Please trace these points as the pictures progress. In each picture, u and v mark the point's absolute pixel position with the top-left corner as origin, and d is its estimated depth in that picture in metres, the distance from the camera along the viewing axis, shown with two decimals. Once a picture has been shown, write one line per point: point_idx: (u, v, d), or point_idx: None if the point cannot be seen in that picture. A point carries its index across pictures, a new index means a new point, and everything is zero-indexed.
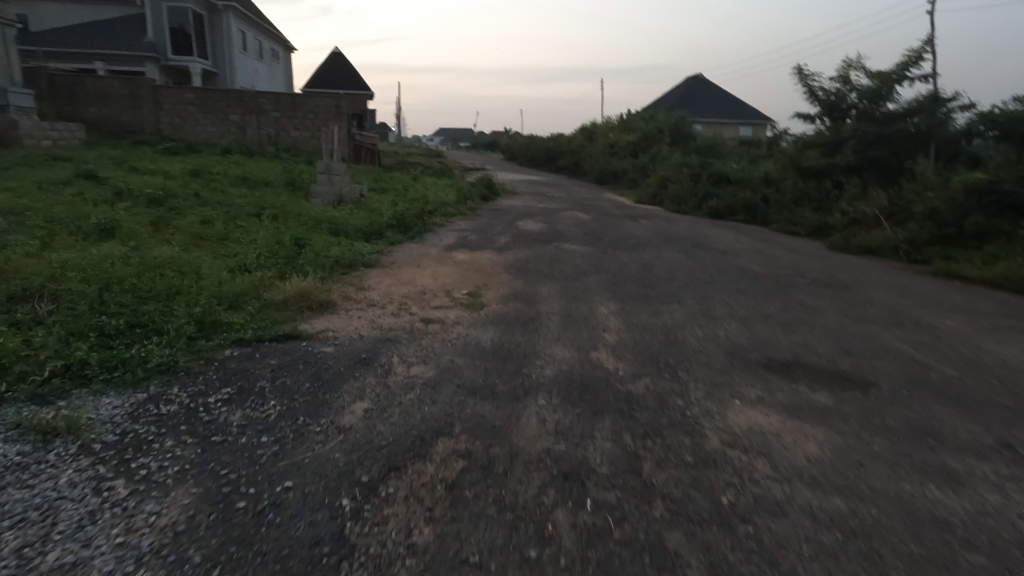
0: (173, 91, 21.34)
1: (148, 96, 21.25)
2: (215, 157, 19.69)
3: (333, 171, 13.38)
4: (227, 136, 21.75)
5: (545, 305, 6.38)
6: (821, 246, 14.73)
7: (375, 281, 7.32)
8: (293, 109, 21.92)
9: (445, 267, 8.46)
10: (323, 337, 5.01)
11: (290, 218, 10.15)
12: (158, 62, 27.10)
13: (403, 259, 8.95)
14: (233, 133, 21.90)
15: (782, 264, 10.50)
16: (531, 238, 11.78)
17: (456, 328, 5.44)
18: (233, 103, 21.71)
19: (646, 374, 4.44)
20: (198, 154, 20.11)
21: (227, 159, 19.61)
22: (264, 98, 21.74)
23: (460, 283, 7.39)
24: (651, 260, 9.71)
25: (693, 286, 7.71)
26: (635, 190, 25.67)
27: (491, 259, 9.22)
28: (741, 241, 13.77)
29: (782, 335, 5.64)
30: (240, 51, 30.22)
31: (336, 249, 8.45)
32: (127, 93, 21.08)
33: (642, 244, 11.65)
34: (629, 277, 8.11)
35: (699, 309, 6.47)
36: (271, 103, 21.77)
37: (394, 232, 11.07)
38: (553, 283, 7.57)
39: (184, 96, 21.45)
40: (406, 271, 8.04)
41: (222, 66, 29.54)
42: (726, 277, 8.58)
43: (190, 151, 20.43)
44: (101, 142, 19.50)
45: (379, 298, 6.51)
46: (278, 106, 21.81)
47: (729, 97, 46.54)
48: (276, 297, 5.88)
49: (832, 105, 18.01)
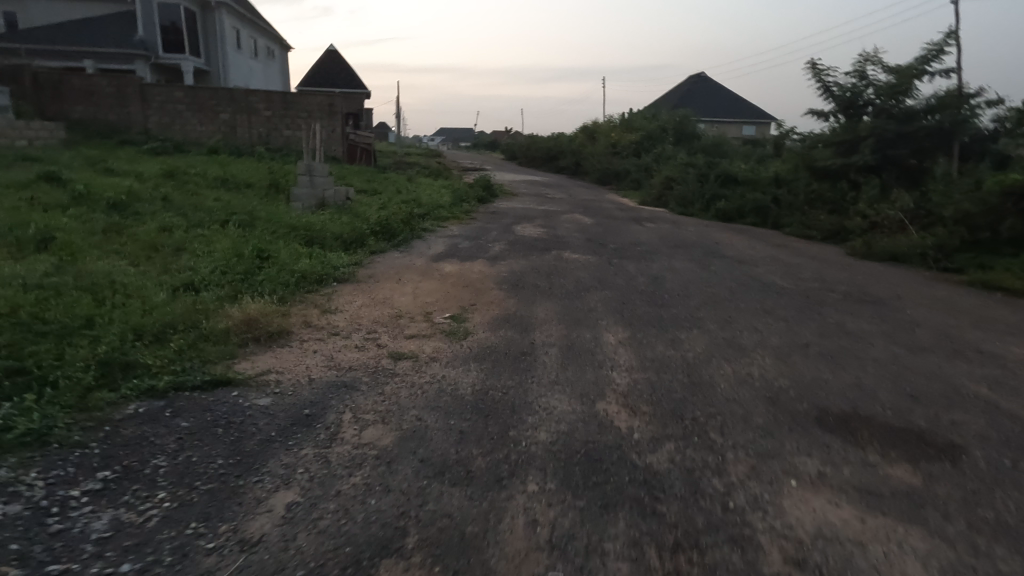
0: (162, 89, 20.33)
1: (136, 94, 20.25)
2: (201, 158, 18.73)
3: (316, 173, 12.37)
4: (216, 136, 20.77)
5: (542, 333, 5.36)
6: (841, 252, 13.73)
7: (344, 302, 6.31)
8: (284, 108, 20.99)
9: (426, 283, 7.45)
10: (261, 382, 4.00)
11: (260, 224, 9.18)
12: (148, 59, 26.12)
13: (383, 272, 7.95)
14: (222, 132, 20.90)
15: (805, 274, 9.49)
16: (529, 246, 10.78)
17: (430, 366, 4.43)
18: (223, 102, 20.74)
19: (669, 439, 3.43)
20: (184, 155, 19.12)
21: (213, 159, 18.64)
22: (255, 96, 20.82)
23: (443, 303, 6.38)
24: (663, 272, 8.69)
25: (713, 305, 6.70)
26: (639, 192, 24.63)
27: (482, 271, 8.22)
28: (756, 247, 12.75)
29: (832, 374, 4.63)
30: (233, 49, 29.28)
31: (305, 262, 7.46)
32: (114, 91, 20.07)
33: (651, 252, 10.65)
34: (639, 294, 7.09)
35: (725, 338, 5.45)
36: (262, 102, 20.88)
37: (377, 239, 10.08)
38: (551, 302, 6.55)
39: (172, 94, 20.44)
40: (381, 289, 7.02)
41: (214, 64, 28.58)
42: (748, 293, 7.57)
43: (177, 151, 19.45)
44: (82, 142, 18.49)
45: (344, 324, 5.50)
46: (270, 105, 20.90)
47: (733, 97, 45.49)
48: (217, 325, 4.89)
49: (847, 101, 16.94)
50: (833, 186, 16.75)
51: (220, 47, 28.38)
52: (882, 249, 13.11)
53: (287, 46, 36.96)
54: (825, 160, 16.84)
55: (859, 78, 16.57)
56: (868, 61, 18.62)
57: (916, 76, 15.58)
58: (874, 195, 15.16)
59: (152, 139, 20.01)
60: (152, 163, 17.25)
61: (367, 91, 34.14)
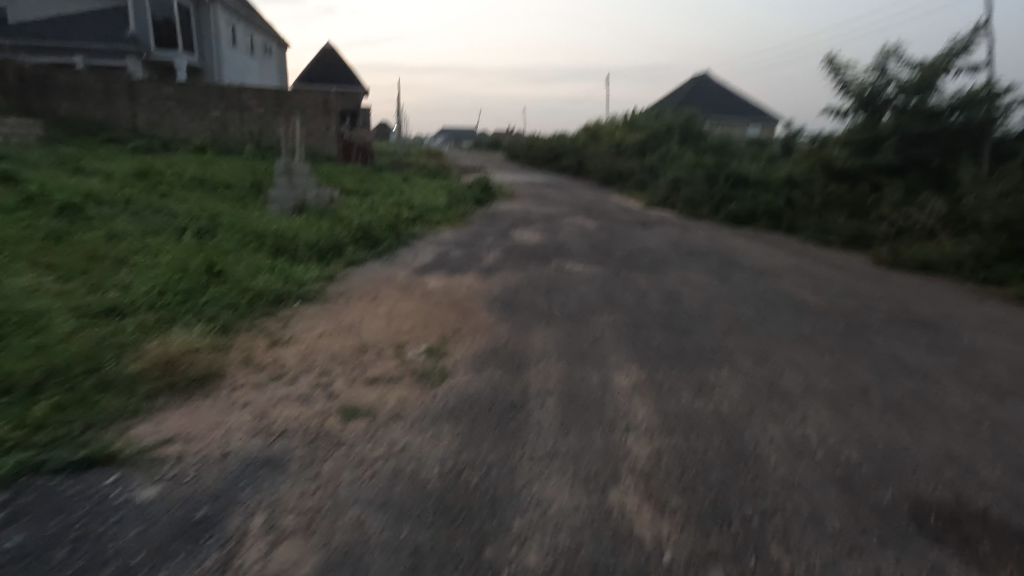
0: (151, 85, 19.32)
1: (125, 91, 19.22)
2: (187, 156, 17.73)
3: (295, 173, 11.34)
4: (205, 134, 19.77)
5: (537, 375, 4.30)
6: (865, 260, 12.67)
7: (302, 329, 5.26)
8: (278, 105, 20.02)
9: (403, 302, 6.39)
10: (154, 458, 2.97)
11: (224, 231, 8.19)
12: (141, 56, 24.95)
13: (357, 288, 6.90)
14: (212, 130, 19.89)
15: (836, 289, 8.44)
16: (528, 254, 9.73)
17: (389, 429, 3.38)
18: (213, 98, 19.72)
19: (713, 561, 2.41)
20: (169, 153, 18.12)
21: (199, 158, 17.65)
22: (247, 93, 19.76)
23: (420, 329, 5.36)
24: (680, 287, 7.63)
25: (744, 332, 5.65)
26: (644, 193, 23.54)
27: (471, 286, 7.22)
28: (776, 255, 11.71)
29: (910, 436, 3.59)
30: (227, 45, 28.31)
31: (264, 277, 6.43)
32: (101, 87, 19.06)
33: (665, 262, 9.59)
34: (655, 316, 6.05)
35: (764, 380, 4.41)
36: (255, 99, 19.82)
37: (357, 247, 9.05)
38: (549, 328, 5.52)
39: (162, 91, 19.41)
40: (349, 311, 5.95)
41: (208, 61, 27.62)
42: (781, 314, 6.51)
43: (163, 150, 18.44)
44: (62, 140, 17.44)
45: (292, 362, 4.45)
46: (262, 101, 19.86)
47: (737, 96, 44.45)
48: (124, 369, 3.88)
49: (867, 99, 15.68)
50: (852, 188, 15.69)
51: (214, 44, 27.42)
52: (912, 257, 12.03)
53: (283, 43, 36.03)
54: (842, 161, 15.73)
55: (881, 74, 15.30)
56: (889, 55, 17.60)
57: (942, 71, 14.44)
58: (899, 198, 14.09)
59: (139, 137, 18.98)
60: (131, 162, 16.23)
61: (365, 89, 33.12)
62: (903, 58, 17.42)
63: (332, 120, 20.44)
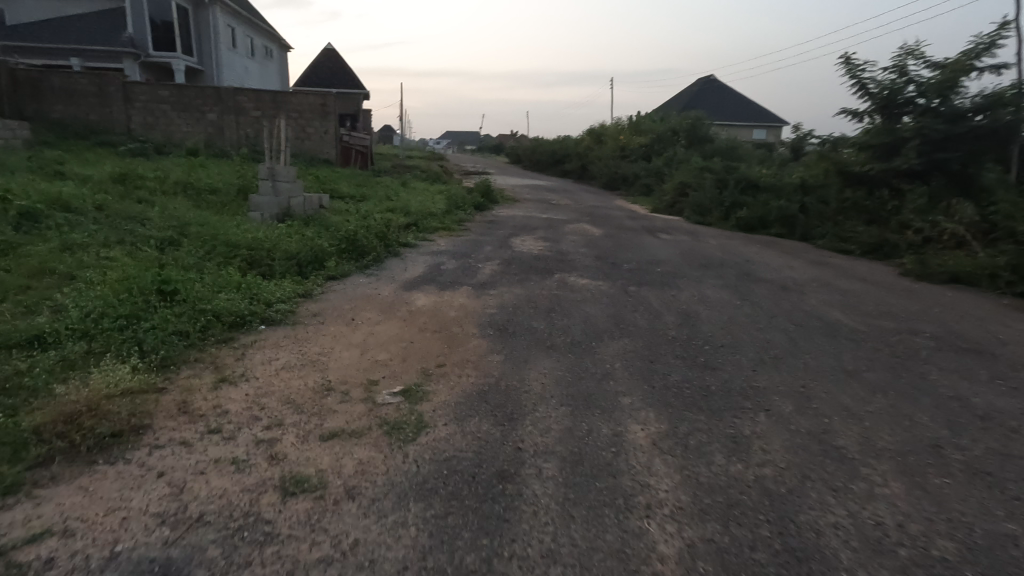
0: (146, 87, 18.66)
1: (119, 93, 18.55)
2: (178, 160, 17.05)
3: (279, 178, 10.60)
4: (200, 137, 19.08)
5: (534, 428, 3.52)
6: (889, 271, 11.84)
7: (259, 362, 4.48)
8: (274, 108, 19.23)
9: (383, 326, 5.59)
10: (13, 569, 2.21)
11: (192, 241, 7.45)
12: (138, 57, 24.37)
13: (333, 308, 6.13)
14: (208, 133, 19.17)
15: (868, 306, 7.64)
16: (527, 266, 8.95)
17: (340, 515, 2.61)
18: (210, 100, 19.01)
19: None
20: (161, 156, 17.45)
21: (191, 161, 16.97)
22: (244, 95, 19.05)
23: (399, 362, 4.59)
24: (697, 307, 6.82)
25: (777, 366, 4.84)
26: (651, 198, 22.74)
27: (464, 305, 6.47)
28: (796, 266, 10.89)
29: (1012, 523, 2.81)
30: (227, 47, 27.74)
31: (226, 296, 5.68)
32: (96, 89, 18.40)
33: (678, 276, 8.79)
34: (671, 344, 5.27)
35: (812, 435, 3.61)
36: (251, 101, 19.12)
37: (341, 259, 8.29)
38: (548, 360, 4.71)
39: (158, 93, 18.74)
40: (318, 338, 5.15)
41: (207, 64, 27.02)
42: (815, 340, 5.71)
43: (155, 153, 17.76)
44: (51, 142, 16.77)
45: (236, 408, 3.66)
46: (259, 103, 19.11)
47: (743, 99, 43.70)
48: (16, 424, 3.10)
49: (885, 100, 14.59)
50: (871, 194, 14.85)
51: (213, 47, 26.82)
52: (941, 268, 11.17)
53: (285, 45, 35.49)
54: (859, 165, 14.86)
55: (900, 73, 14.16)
56: (910, 54, 16.86)
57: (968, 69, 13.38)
58: (923, 204, 13.26)
59: (131, 140, 18.27)
60: (120, 166, 15.56)
61: (365, 91, 32.50)
62: (923, 57, 16.65)
63: (330, 123, 19.78)
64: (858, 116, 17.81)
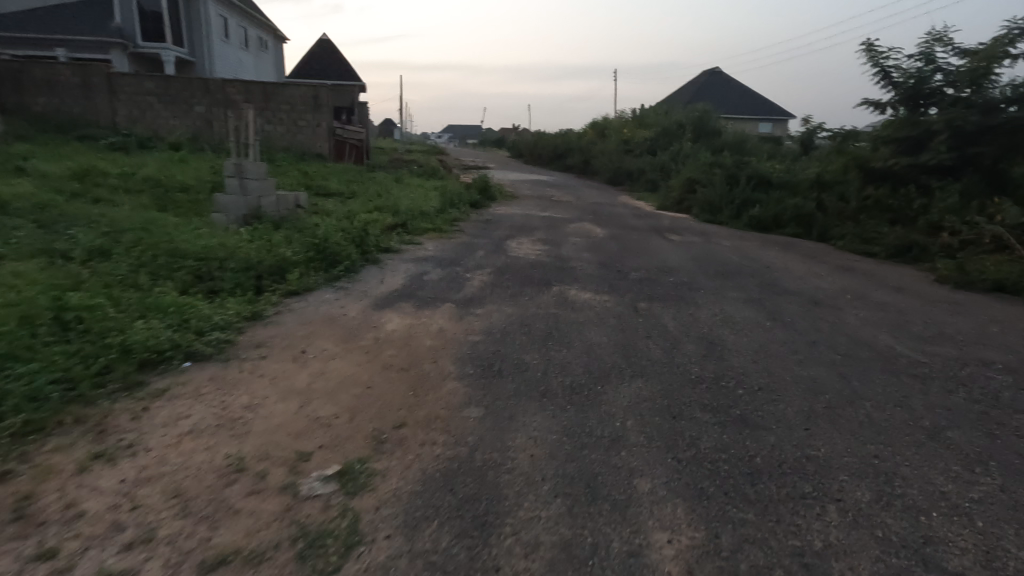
0: (132, 78, 17.41)
1: (103, 85, 17.38)
2: (159, 154, 15.98)
3: (247, 174, 9.47)
4: (188, 132, 17.94)
5: (516, 545, 2.48)
6: (920, 278, 10.70)
7: (161, 423, 3.42)
8: (264, 100, 18.19)
9: (339, 361, 4.53)
10: None
11: (129, 252, 6.40)
12: (127, 49, 23.16)
13: (283, 336, 5.07)
14: (197, 127, 17.98)
15: (918, 326, 6.56)
16: (524, 276, 7.86)
17: None
18: (199, 92, 17.76)
19: None
20: (142, 151, 16.38)
21: (173, 156, 15.90)
22: (233, 86, 17.84)
23: (347, 420, 3.51)
24: (722, 330, 5.72)
25: (834, 422, 3.77)
26: (657, 195, 21.64)
27: (444, 329, 5.40)
28: (822, 273, 9.79)
29: None
30: (219, 38, 26.56)
31: (147, 324, 4.62)
32: (79, 81, 17.18)
33: (695, 288, 7.68)
34: (697, 388, 4.19)
35: (908, 551, 2.55)
36: (241, 93, 17.93)
37: (308, 269, 7.22)
38: (539, 417, 3.64)
39: (144, 85, 17.54)
40: (251, 382, 4.09)
41: (199, 54, 25.77)
42: (872, 379, 4.63)
43: (137, 147, 16.66)
44: (26, 135, 15.64)
45: (100, 507, 2.61)
46: (249, 95, 17.98)
47: (749, 92, 42.40)
48: None
49: (910, 90, 13.30)
50: (897, 191, 13.67)
51: (206, 36, 25.55)
52: (982, 275, 9.98)
53: (281, 36, 34.30)
54: (883, 161, 13.68)
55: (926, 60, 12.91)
56: (937, 40, 15.65)
57: (1003, 55, 12.02)
58: (955, 203, 12.13)
59: (115, 134, 17.13)
60: (93, 161, 14.48)
61: (361, 84, 31.36)
62: (952, 44, 15.50)
63: (323, 117, 18.60)
64: (880, 107, 16.65)
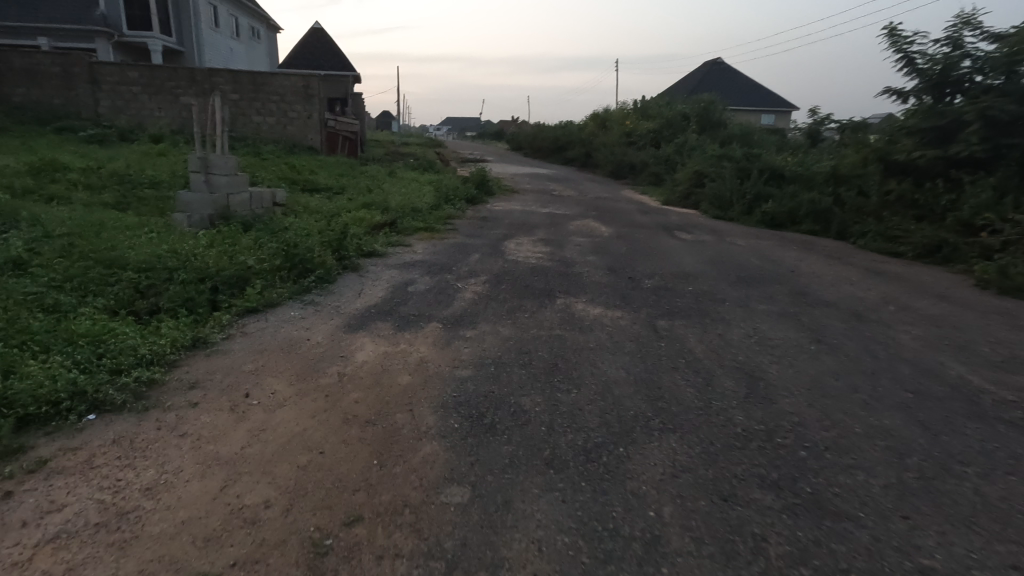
0: (115, 67, 16.21)
1: (85, 74, 16.15)
2: (140, 147, 14.88)
3: (214, 169, 8.46)
4: (175, 124, 16.83)
5: None
6: (957, 282, 9.72)
7: (23, 522, 2.48)
8: (254, 90, 17.12)
9: (289, 410, 3.58)
10: None
11: (56, 265, 5.44)
12: (112, 37, 21.92)
13: (226, 371, 4.11)
14: (184, 119, 16.86)
15: (985, 348, 5.61)
16: (525, 285, 6.93)
17: None
18: (185, 83, 16.63)
19: None
20: (122, 143, 15.27)
21: (152, 149, 14.83)
22: (220, 76, 16.87)
23: (283, 517, 2.56)
24: (761, 358, 4.77)
25: (939, 506, 2.83)
26: (662, 188, 20.64)
27: (426, 359, 4.44)
28: (855, 279, 8.81)
29: None
30: (209, 26, 25.33)
31: (45, 363, 3.67)
32: (60, 71, 15.94)
33: (719, 301, 6.70)
34: (748, 450, 3.25)
35: None
36: (228, 83, 16.99)
37: (272, 279, 6.21)
38: (544, 504, 2.70)
39: (128, 74, 16.36)
40: (167, 443, 3.14)
41: (187, 43, 24.48)
42: (961, 429, 3.68)
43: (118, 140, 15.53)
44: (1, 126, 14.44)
45: None
46: (237, 86, 17.04)
47: (752, 83, 41.26)
48: None
49: (936, 78, 12.15)
50: (921, 185, 12.39)
51: (195, 25, 24.32)
52: None
53: (273, 24, 33.01)
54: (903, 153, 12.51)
55: (955, 44, 11.78)
56: (967, 24, 14.56)
57: None
58: (989, 199, 10.85)
59: (96, 126, 15.93)
60: (66, 154, 13.37)
61: (355, 74, 30.23)
62: (982, 27, 14.40)
63: (316, 108, 17.40)
64: (903, 96, 15.61)
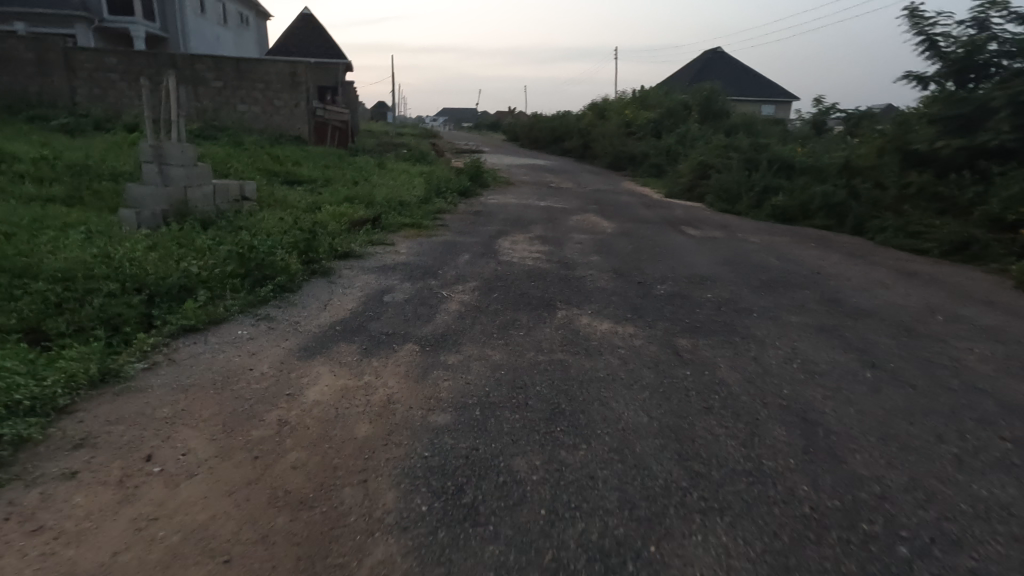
0: (91, 53, 15.06)
1: (60, 61, 14.95)
2: (111, 137, 13.78)
3: (168, 157, 7.45)
4: None
5: None
6: (994, 283, 8.80)
7: None
8: (239, 78, 16.03)
9: (200, 482, 2.65)
10: None
11: None
12: (92, 23, 20.54)
13: (132, 419, 3.17)
14: None
15: None
16: (522, 293, 5.99)
17: None
18: (165, 70, 15.52)
19: None
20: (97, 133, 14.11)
21: (124, 138, 13.74)
22: (201, 62, 15.76)
23: None
24: (812, 392, 3.84)
25: None
26: (664, 180, 19.67)
27: (394, 399, 3.49)
28: (887, 282, 7.90)
29: None
30: (195, 12, 24.09)
31: None
32: (34, 57, 14.69)
33: (745, 311, 5.78)
34: (828, 547, 2.36)
35: None
36: (211, 70, 15.87)
37: (222, 288, 5.22)
38: None
39: (104, 60, 15.21)
40: (12, 546, 2.22)
41: (172, 30, 23.29)
42: None
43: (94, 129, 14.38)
44: None
45: None
46: (221, 74, 15.91)
47: (753, 72, 40.14)
48: None
49: (960, 61, 11.19)
50: (944, 177, 11.36)
51: (179, 10, 23.11)
52: None
53: (263, 11, 31.71)
54: (924, 143, 11.58)
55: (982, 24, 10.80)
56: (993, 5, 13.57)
57: None
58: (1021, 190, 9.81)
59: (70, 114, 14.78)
60: (29, 143, 12.27)
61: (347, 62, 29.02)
62: (1009, 8, 13.40)
63: (303, 96, 16.30)
64: (923, 83, 14.65)
